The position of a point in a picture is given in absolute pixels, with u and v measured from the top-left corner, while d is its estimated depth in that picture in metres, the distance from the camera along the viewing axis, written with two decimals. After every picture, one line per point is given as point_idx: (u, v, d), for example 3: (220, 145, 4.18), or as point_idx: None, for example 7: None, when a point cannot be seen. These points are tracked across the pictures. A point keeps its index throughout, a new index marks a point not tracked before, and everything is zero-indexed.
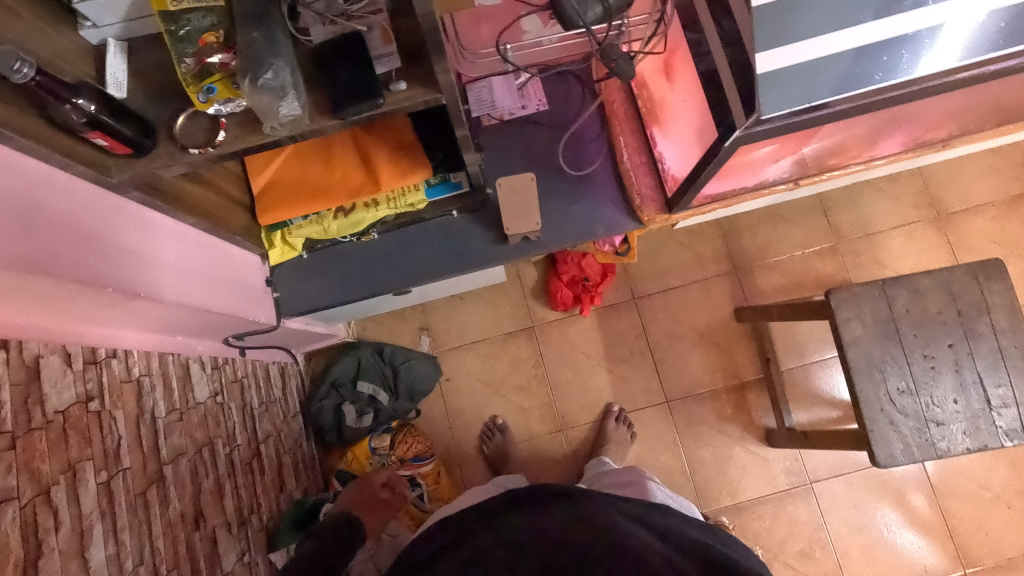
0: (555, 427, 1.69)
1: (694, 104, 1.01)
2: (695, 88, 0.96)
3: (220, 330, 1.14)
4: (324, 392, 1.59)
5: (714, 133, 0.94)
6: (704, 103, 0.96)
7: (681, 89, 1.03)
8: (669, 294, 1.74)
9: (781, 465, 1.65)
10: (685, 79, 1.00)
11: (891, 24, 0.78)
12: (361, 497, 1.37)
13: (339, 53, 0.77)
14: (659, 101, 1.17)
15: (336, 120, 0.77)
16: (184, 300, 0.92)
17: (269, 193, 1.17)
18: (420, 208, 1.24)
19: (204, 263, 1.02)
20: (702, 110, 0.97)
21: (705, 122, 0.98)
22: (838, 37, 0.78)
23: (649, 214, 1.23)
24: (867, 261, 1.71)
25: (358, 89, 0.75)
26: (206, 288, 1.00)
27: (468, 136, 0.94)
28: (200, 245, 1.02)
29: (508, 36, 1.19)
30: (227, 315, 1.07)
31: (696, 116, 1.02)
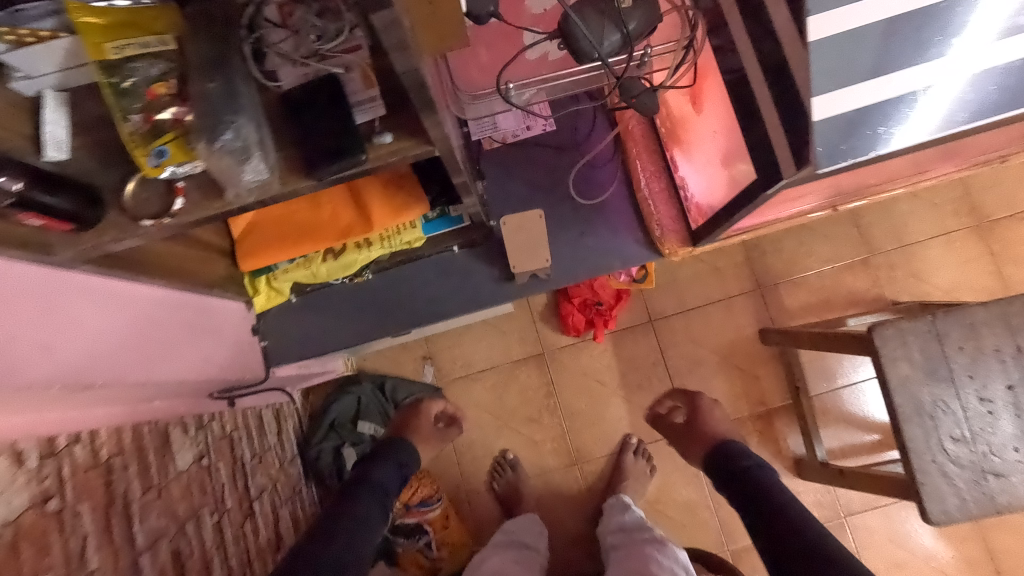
0: (569, 461, 1.60)
1: (723, 134, 0.90)
2: (729, 116, 0.85)
3: (195, 392, 1.07)
4: (322, 434, 1.50)
5: (750, 175, 0.83)
6: (737, 134, 0.84)
7: (710, 116, 0.92)
8: (688, 315, 1.62)
9: (812, 498, 1.54)
10: (716, 104, 0.88)
11: (945, 66, 0.68)
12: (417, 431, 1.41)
13: (315, 105, 0.67)
14: (678, 119, 1.04)
15: (311, 181, 0.66)
16: (152, 380, 0.86)
17: (251, 237, 1.07)
18: (417, 246, 1.13)
19: (174, 327, 0.94)
20: (735, 143, 0.86)
21: (735, 145, 0.86)
22: (902, 76, 0.68)
23: (670, 247, 1.11)
24: (903, 275, 1.59)
25: (334, 147, 0.65)
26: (175, 357, 0.93)
27: (468, 180, 0.83)
28: (172, 307, 0.94)
29: (510, 71, 0.96)
30: (197, 379, 1.00)
31: (724, 146, 0.91)
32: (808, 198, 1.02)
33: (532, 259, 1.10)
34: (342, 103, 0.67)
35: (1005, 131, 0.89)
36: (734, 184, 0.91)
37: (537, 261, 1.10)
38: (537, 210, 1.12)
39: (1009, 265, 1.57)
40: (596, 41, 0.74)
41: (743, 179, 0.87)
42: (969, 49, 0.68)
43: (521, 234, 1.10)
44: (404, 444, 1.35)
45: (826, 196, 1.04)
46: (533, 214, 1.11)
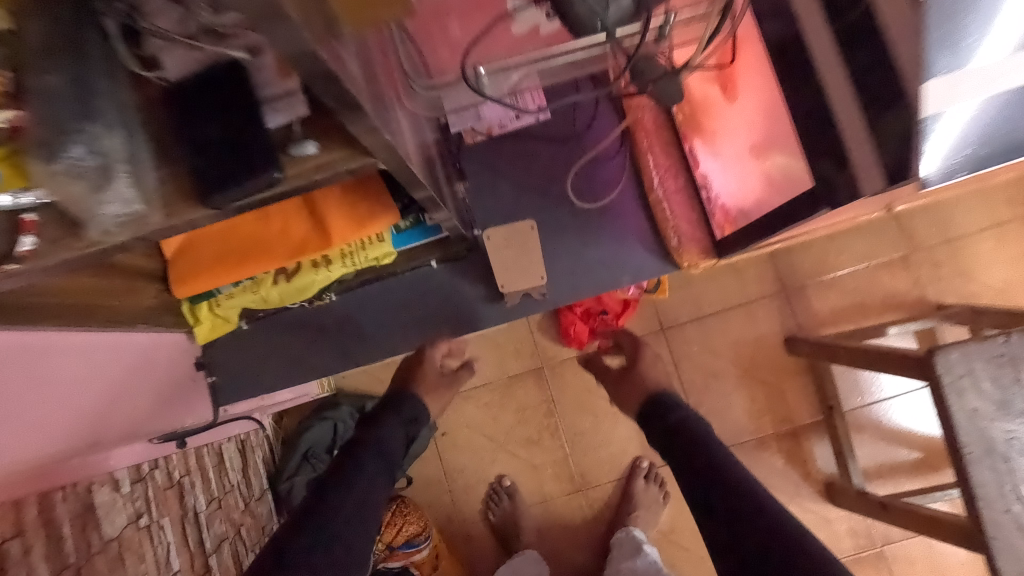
0: (573, 487, 1.44)
1: (765, 122, 0.75)
2: (776, 99, 0.70)
3: (117, 443, 0.89)
4: (295, 466, 1.34)
5: (807, 184, 0.68)
6: (787, 121, 0.69)
7: (752, 100, 0.76)
8: (704, 323, 1.44)
9: (846, 526, 1.38)
10: (756, 82, 0.74)
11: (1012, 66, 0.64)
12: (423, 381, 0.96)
13: (213, 100, 0.48)
14: (704, 106, 0.88)
15: (206, 209, 0.49)
16: (15, 449, 0.71)
17: (188, 257, 0.90)
18: (388, 261, 0.96)
19: (65, 375, 0.79)
20: (783, 134, 0.71)
21: (785, 132, 0.70)
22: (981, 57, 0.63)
23: (689, 259, 0.94)
24: (947, 274, 1.40)
25: (237, 159, 0.47)
26: (63, 413, 0.78)
27: (433, 196, 0.65)
28: (64, 352, 0.79)
29: (477, 53, 0.76)
30: (97, 434, 0.85)
31: (765, 138, 0.76)
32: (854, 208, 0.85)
33: (524, 278, 0.95)
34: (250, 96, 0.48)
35: None
36: (776, 185, 0.76)
37: (528, 283, 0.95)
38: (529, 221, 0.96)
39: None
40: (600, 6, 0.55)
41: (792, 179, 0.72)
42: None
43: (511, 248, 0.95)
44: (412, 396, 0.93)
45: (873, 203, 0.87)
46: (525, 225, 0.95)
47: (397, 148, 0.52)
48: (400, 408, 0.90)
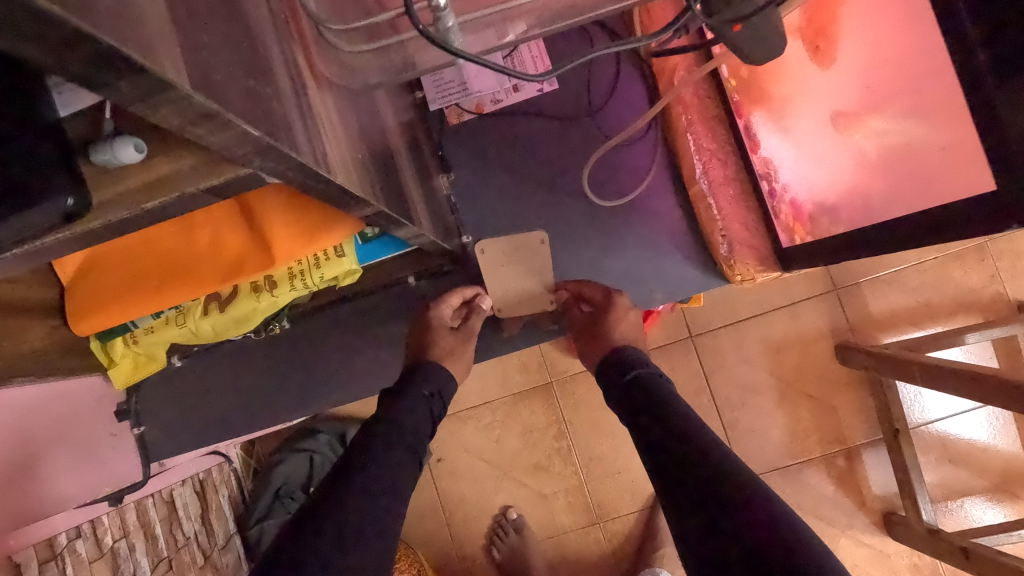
0: (588, 520, 1.24)
1: (905, 91, 0.57)
2: (923, 69, 0.54)
3: (5, 530, 0.69)
4: (266, 506, 1.15)
5: (972, 188, 0.51)
6: (951, 82, 0.51)
7: (858, 68, 0.61)
8: (740, 329, 1.23)
9: (906, 562, 1.19)
10: (884, 36, 0.57)
11: None
12: (439, 348, 0.75)
13: None
14: (781, 72, 0.70)
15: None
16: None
17: (90, 283, 0.69)
18: (351, 279, 0.74)
19: None
20: (938, 107, 0.53)
21: (929, 105, 0.55)
22: None
23: (742, 269, 0.76)
24: None
25: (0, 187, 0.34)
26: None
27: (385, 210, 0.46)
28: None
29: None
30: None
31: (898, 112, 0.59)
32: None
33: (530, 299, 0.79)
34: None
35: None
36: (920, 178, 0.58)
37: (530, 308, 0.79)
38: (540, 232, 0.78)
39: None
40: None
41: (960, 169, 0.53)
42: None
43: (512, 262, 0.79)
44: (435, 364, 0.72)
45: None
46: (533, 237, 0.78)
47: (291, 149, 0.31)
48: (422, 378, 0.70)
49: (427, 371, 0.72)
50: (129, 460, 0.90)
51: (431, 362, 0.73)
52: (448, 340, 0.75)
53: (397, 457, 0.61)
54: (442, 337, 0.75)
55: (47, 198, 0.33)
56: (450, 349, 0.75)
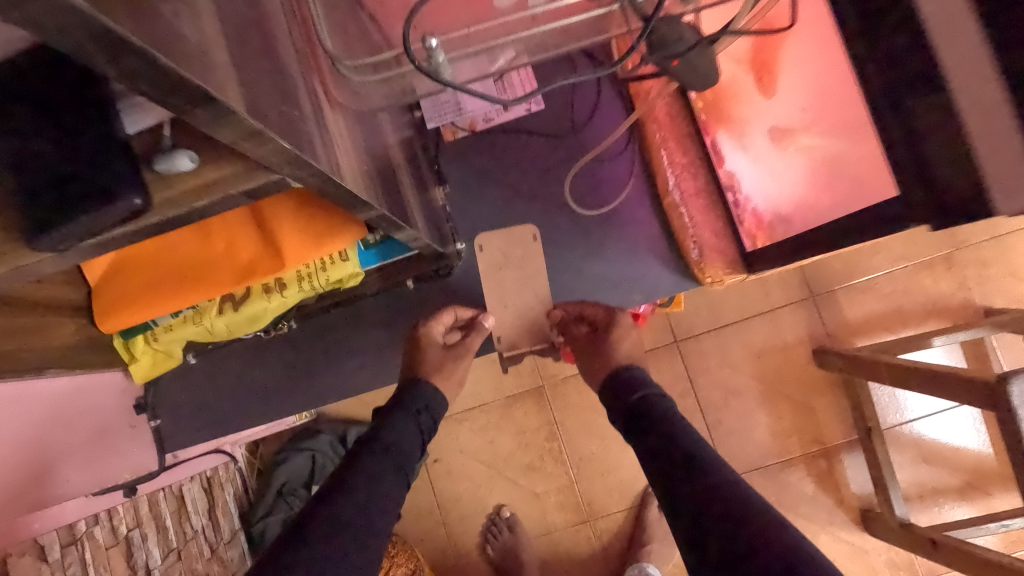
0: (579, 518, 1.29)
1: (828, 112, 0.66)
2: (838, 89, 0.63)
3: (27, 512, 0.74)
4: (270, 504, 1.20)
5: (893, 190, 0.59)
6: (858, 106, 0.60)
7: (791, 92, 0.70)
8: (722, 334, 1.29)
9: (883, 557, 1.24)
10: (810, 66, 0.66)
11: None
12: (427, 362, 0.80)
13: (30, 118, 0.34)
14: (733, 96, 0.79)
15: (48, 247, 0.38)
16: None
17: (114, 285, 0.75)
18: (355, 282, 0.81)
19: None
20: (855, 124, 0.62)
21: (846, 121, 0.63)
22: None
23: (711, 272, 0.83)
24: (997, 273, 1.24)
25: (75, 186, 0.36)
26: None
27: (386, 214, 0.52)
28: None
29: (428, 18, 0.59)
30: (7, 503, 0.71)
31: (825, 129, 0.67)
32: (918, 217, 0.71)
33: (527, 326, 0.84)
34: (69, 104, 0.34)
35: None
36: (850, 186, 0.66)
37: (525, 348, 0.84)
38: (533, 229, 0.85)
39: None
40: None
41: (875, 177, 0.61)
42: None
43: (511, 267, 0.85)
44: (424, 383, 0.78)
45: None
46: (527, 233, 0.85)
47: (313, 159, 0.38)
48: (408, 399, 0.76)
49: (417, 391, 0.77)
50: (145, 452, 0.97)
51: (424, 382, 0.78)
52: (437, 349, 0.82)
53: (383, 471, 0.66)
54: (431, 350, 0.81)
55: (120, 198, 0.36)
56: (440, 364, 0.81)
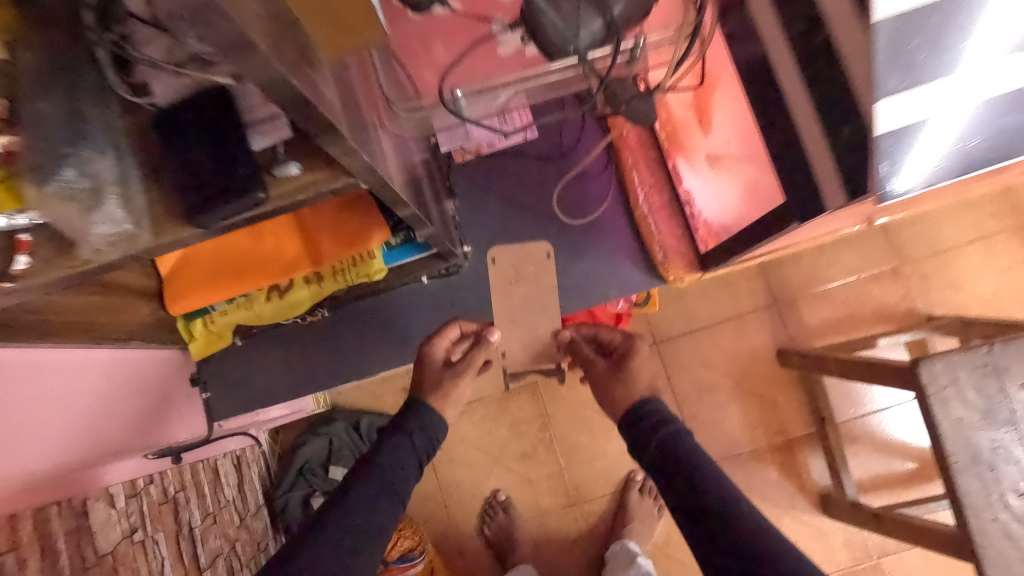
0: (567, 501, 1.43)
1: (738, 138, 0.79)
2: (742, 119, 0.76)
3: (103, 457, 0.90)
4: (291, 481, 1.34)
5: (781, 195, 0.72)
6: (755, 131, 0.73)
7: (720, 124, 0.83)
8: (696, 336, 1.45)
9: (841, 538, 1.38)
10: (725, 100, 0.79)
11: (925, 113, 0.56)
12: (430, 378, 0.94)
13: (189, 139, 0.51)
14: (682, 127, 0.94)
15: (197, 231, 0.51)
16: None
17: (181, 276, 0.91)
18: (379, 278, 0.97)
19: (67, 387, 0.84)
20: (754, 147, 0.75)
21: (753, 145, 0.76)
22: (926, 94, 0.55)
23: (675, 272, 0.99)
24: (937, 285, 1.41)
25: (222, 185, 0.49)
26: (65, 421, 0.83)
27: (417, 213, 0.69)
28: (58, 366, 0.82)
29: (456, 75, 0.78)
30: (86, 450, 0.86)
31: (738, 152, 0.81)
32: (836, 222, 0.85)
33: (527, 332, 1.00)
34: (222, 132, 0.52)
35: None
36: (757, 198, 0.79)
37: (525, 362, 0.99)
38: (547, 248, 1.01)
39: None
40: (570, 31, 0.60)
41: (769, 188, 0.75)
42: (960, 78, 0.54)
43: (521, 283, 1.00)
44: (423, 404, 0.91)
45: (854, 219, 0.87)
46: (541, 251, 1.01)
47: (379, 170, 0.54)
48: (405, 423, 0.89)
49: (415, 413, 0.90)
50: (197, 418, 1.12)
51: (422, 404, 0.91)
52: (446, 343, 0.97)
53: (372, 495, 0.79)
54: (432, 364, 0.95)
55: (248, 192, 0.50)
56: (437, 380, 0.94)
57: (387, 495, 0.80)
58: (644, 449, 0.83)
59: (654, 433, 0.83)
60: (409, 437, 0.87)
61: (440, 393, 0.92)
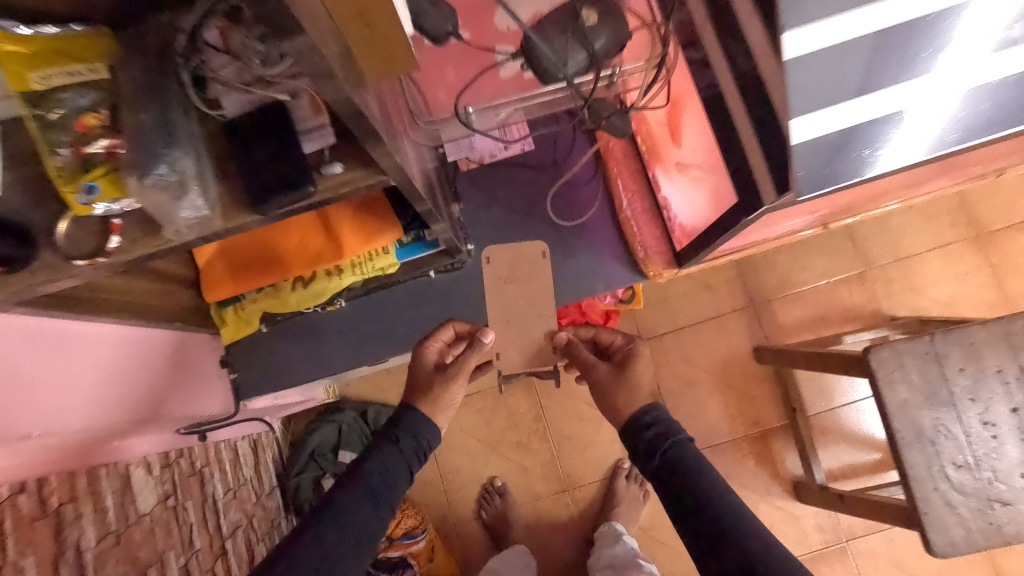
0: (559, 487, 1.54)
1: (700, 146, 0.87)
2: (701, 130, 0.84)
3: (156, 419, 1.05)
4: (302, 464, 1.44)
5: (732, 196, 0.80)
6: (711, 140, 0.81)
7: (687, 142, 0.91)
8: (679, 334, 1.57)
9: (813, 522, 1.49)
10: (688, 116, 0.88)
11: (888, 109, 0.65)
12: (422, 378, 0.98)
13: (250, 143, 0.62)
14: (658, 140, 1.03)
15: (257, 216, 0.62)
16: (66, 411, 0.85)
17: (216, 267, 1.02)
18: (392, 272, 1.09)
19: (127, 358, 0.99)
20: (711, 155, 0.83)
21: (712, 156, 0.83)
22: (884, 98, 0.65)
23: (654, 268, 1.11)
24: (899, 289, 1.54)
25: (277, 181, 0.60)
26: (123, 387, 0.98)
27: (431, 210, 0.80)
28: (120, 339, 0.98)
29: (469, 95, 0.90)
30: (136, 413, 1.01)
31: (699, 161, 0.89)
32: (793, 220, 0.95)
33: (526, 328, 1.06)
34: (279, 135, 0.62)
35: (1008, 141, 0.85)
36: (716, 201, 0.88)
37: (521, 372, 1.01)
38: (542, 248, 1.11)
39: (1008, 278, 1.53)
40: (559, 63, 0.73)
41: (723, 191, 0.83)
42: (909, 83, 0.65)
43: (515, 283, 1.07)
44: (410, 410, 0.92)
45: (811, 218, 0.98)
46: (536, 250, 1.10)
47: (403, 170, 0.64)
48: (390, 432, 0.90)
49: (403, 422, 0.91)
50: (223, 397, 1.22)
51: (410, 415, 0.92)
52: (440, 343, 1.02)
53: (356, 507, 0.81)
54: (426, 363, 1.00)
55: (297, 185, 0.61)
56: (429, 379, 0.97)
57: (373, 505, 0.83)
58: (648, 458, 0.84)
59: (661, 443, 0.83)
60: (396, 444, 0.89)
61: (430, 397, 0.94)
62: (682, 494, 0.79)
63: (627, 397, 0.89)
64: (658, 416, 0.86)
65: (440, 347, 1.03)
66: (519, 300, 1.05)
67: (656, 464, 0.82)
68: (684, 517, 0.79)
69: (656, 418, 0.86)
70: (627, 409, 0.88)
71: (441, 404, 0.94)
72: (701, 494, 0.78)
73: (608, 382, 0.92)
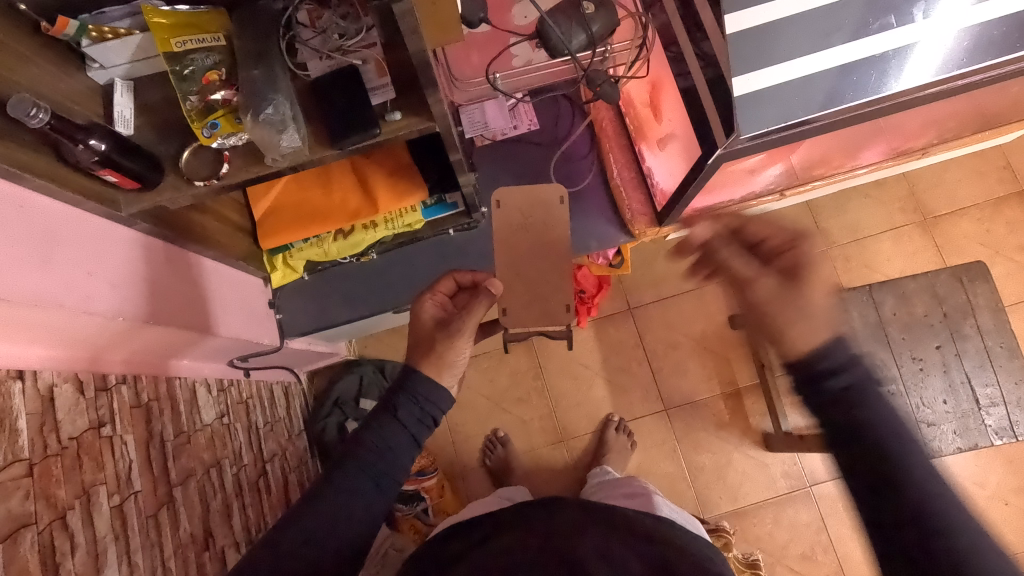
0: (555, 438, 1.72)
1: (676, 116, 1.06)
2: (675, 103, 1.04)
3: (216, 331, 1.08)
4: (327, 410, 1.62)
5: (698, 149, 0.99)
6: (682, 109, 1.01)
7: (668, 115, 1.10)
8: (664, 303, 1.76)
9: (780, 469, 1.67)
10: (665, 93, 1.08)
11: (850, 57, 0.83)
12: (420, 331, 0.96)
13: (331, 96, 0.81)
14: (645, 120, 1.24)
15: (335, 150, 0.81)
16: (109, 298, 0.80)
17: (270, 219, 1.21)
18: (417, 228, 1.28)
19: (183, 272, 1.02)
20: (682, 122, 1.04)
21: (684, 123, 1.02)
22: (846, 49, 0.83)
23: (639, 227, 1.31)
24: (857, 266, 1.75)
25: (356, 124, 0.79)
26: (183, 294, 1.00)
27: (462, 158, 0.99)
28: (172, 255, 1.01)
29: (496, 64, 1.15)
30: (201, 321, 1.03)
31: (676, 130, 1.09)
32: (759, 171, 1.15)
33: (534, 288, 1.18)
34: (354, 87, 0.80)
35: (927, 116, 1.06)
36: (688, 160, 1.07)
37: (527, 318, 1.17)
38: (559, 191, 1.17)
39: (952, 256, 1.73)
40: (565, 40, 0.94)
41: (692, 152, 1.03)
42: (865, 39, 0.82)
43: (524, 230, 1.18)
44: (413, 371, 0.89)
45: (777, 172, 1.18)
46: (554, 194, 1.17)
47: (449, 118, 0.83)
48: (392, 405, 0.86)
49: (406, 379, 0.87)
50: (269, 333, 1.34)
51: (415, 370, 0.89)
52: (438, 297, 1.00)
53: (356, 487, 0.80)
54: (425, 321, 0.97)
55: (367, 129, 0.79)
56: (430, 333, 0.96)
57: (374, 486, 0.81)
58: (829, 408, 0.63)
59: (857, 397, 0.62)
60: (394, 413, 0.85)
61: (435, 359, 0.90)
62: (881, 465, 0.59)
63: (807, 329, 0.65)
64: (848, 359, 0.63)
65: (440, 300, 1.00)
66: (524, 248, 1.17)
67: (841, 419, 0.62)
68: (869, 491, 0.60)
69: (849, 360, 0.63)
70: (799, 347, 0.65)
71: (447, 365, 0.91)
72: (909, 477, 0.59)
73: (778, 302, 0.69)
